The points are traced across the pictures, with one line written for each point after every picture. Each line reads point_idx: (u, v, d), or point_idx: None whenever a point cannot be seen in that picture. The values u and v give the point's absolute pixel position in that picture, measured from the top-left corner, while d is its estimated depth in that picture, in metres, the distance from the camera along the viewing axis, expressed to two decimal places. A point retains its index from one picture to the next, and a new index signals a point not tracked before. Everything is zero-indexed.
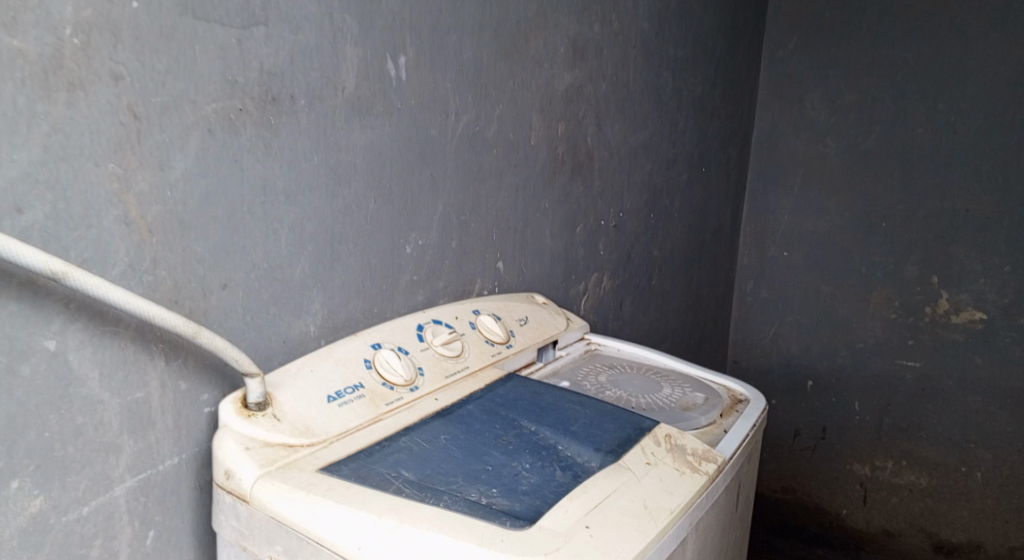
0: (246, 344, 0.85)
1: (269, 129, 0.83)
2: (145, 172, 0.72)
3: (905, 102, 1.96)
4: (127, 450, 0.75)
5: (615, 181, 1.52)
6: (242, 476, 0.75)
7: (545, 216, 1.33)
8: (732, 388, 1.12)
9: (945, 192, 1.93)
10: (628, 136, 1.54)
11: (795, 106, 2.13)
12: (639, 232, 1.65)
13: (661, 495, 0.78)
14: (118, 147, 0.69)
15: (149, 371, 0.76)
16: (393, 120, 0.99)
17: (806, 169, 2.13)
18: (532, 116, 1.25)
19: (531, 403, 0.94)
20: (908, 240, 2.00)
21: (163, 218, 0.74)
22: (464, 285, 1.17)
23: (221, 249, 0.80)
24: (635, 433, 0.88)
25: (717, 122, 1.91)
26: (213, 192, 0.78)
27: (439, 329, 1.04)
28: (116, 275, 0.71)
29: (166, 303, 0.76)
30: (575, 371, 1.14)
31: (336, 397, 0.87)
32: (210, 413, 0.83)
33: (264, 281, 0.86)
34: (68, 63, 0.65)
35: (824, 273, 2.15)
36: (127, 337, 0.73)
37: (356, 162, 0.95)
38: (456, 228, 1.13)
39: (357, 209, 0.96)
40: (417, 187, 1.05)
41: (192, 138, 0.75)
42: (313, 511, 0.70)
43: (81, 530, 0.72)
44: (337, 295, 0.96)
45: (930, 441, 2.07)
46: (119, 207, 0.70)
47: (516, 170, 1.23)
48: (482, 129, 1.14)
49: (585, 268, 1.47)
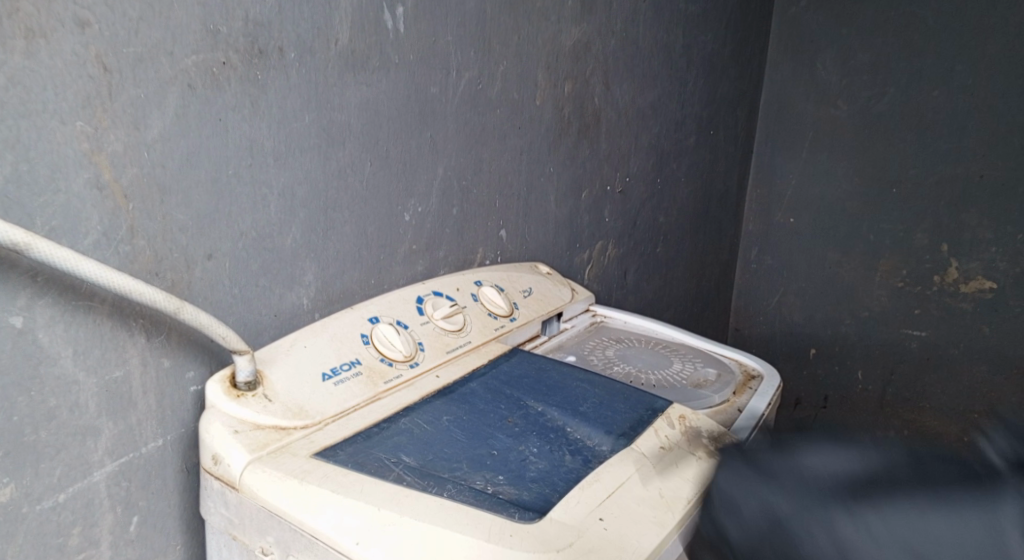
0: (234, 318, 0.80)
1: (256, 84, 0.76)
2: (118, 131, 0.65)
3: (922, 63, 1.88)
4: (106, 433, 0.70)
5: (622, 144, 1.45)
6: (231, 461, 0.70)
7: (549, 180, 1.27)
8: (744, 363, 1.07)
9: (959, 157, 1.87)
10: (636, 96, 1.46)
11: (807, 66, 2.05)
12: (645, 197, 1.59)
13: (677, 482, 0.73)
14: (86, 103, 0.62)
15: (129, 348, 0.70)
16: (391, 77, 0.92)
17: (815, 133, 2.06)
18: (538, 74, 1.17)
19: (537, 381, 0.89)
20: (919, 207, 1.95)
21: (140, 182, 0.68)
22: (465, 254, 1.11)
23: (205, 216, 0.74)
24: (647, 413, 0.84)
25: (726, 82, 1.84)
26: (195, 153, 0.72)
27: (440, 301, 0.99)
28: (88, 244, 0.65)
29: (145, 275, 0.70)
30: (580, 345, 1.09)
31: (331, 375, 0.82)
32: (197, 392, 0.78)
33: (253, 251, 0.80)
34: (25, 6, 0.57)
35: (830, 240, 2.10)
36: (103, 312, 0.67)
37: (351, 122, 0.88)
38: (457, 193, 1.07)
39: (352, 173, 0.89)
40: (417, 149, 0.98)
41: (170, 94, 0.68)
42: (307, 501, 0.65)
43: (58, 518, 0.68)
44: (332, 266, 0.90)
45: (933, 412, 2.05)
46: (89, 169, 0.64)
47: (520, 132, 1.17)
48: (485, 87, 1.07)
49: (590, 236, 1.42)
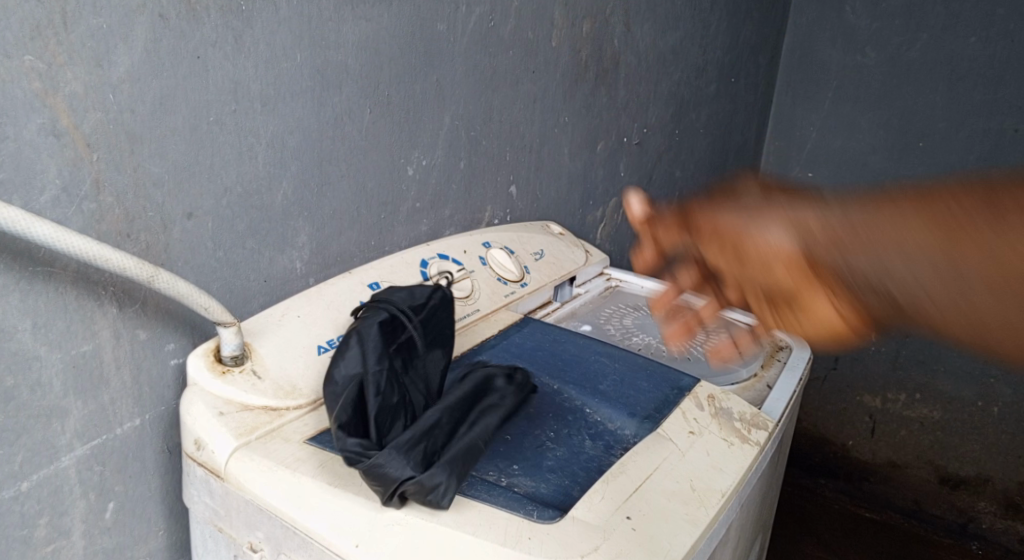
0: (218, 285, 0.71)
1: (239, 17, 0.66)
2: (76, 69, 0.56)
3: (960, 7, 1.76)
4: (74, 414, 0.62)
5: (640, 92, 1.35)
6: (215, 447, 0.62)
7: (563, 131, 1.17)
8: (771, 333, 0.99)
9: (993, 109, 1.78)
10: (657, 39, 1.35)
11: (834, 10, 1.93)
12: (662, 150, 1.50)
13: (709, 473, 0.66)
14: (37, 33, 0.53)
15: (98, 319, 0.62)
16: (394, 12, 0.81)
17: (840, 83, 1.96)
18: (555, 12, 1.07)
19: (552, 355, 0.82)
20: (947, 162, 1.86)
21: (105, 130, 0.58)
22: (472, 212, 1.03)
23: (183, 169, 0.65)
24: (673, 393, 0.76)
25: (749, 24, 1.72)
26: (168, 97, 0.62)
27: (446, 266, 0.91)
28: (46, 202, 0.56)
29: (115, 237, 0.61)
30: (595, 312, 1.02)
31: (327, 348, 0.75)
32: (178, 365, 0.70)
33: (240, 209, 0.71)
34: None
35: (850, 196, 2.01)
36: (67, 280, 0.59)
37: (349, 63, 0.78)
38: (465, 145, 0.98)
39: (349, 121, 0.80)
40: (422, 96, 0.88)
41: (139, 25, 0.59)
42: (300, 495, 0.58)
43: (22, 508, 0.60)
44: (328, 226, 0.82)
45: (947, 374, 2.01)
46: (44, 113, 0.54)
47: (534, 76, 1.06)
48: (498, 25, 0.97)
49: (603, 192, 1.33)
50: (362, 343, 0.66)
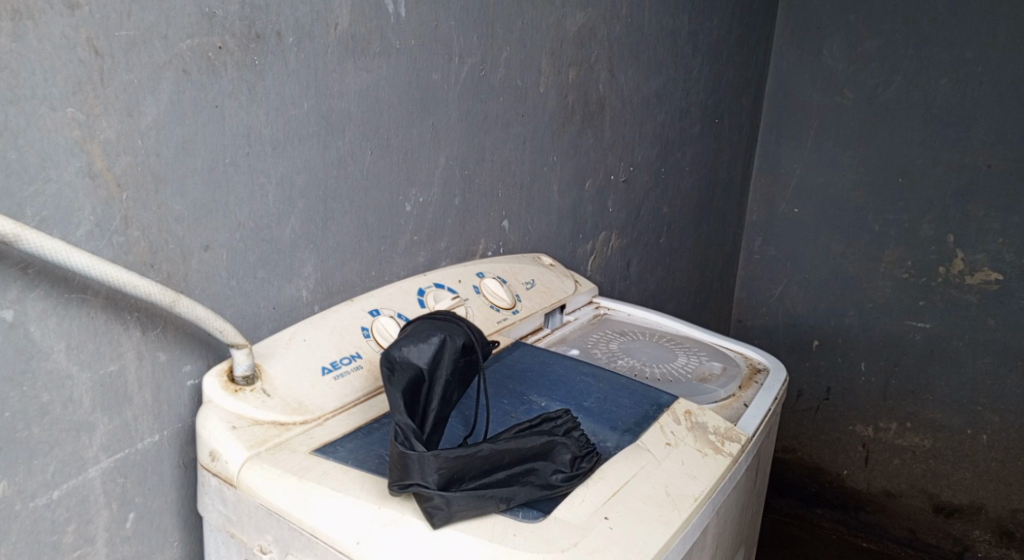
0: (232, 311, 0.78)
1: (252, 70, 0.74)
2: (111, 118, 0.63)
3: (931, 50, 1.86)
4: (101, 429, 0.68)
5: (626, 133, 1.43)
6: (229, 458, 0.68)
7: (552, 169, 1.25)
8: (750, 356, 1.05)
9: (967, 146, 1.86)
10: (641, 83, 1.44)
11: (812, 54, 2.02)
12: (650, 187, 1.58)
13: (683, 480, 0.72)
14: (78, 88, 0.60)
15: (123, 342, 0.68)
16: (392, 62, 0.89)
17: (821, 122, 2.05)
18: (542, 60, 1.15)
19: (541, 376, 0.87)
20: (926, 197, 1.93)
21: (134, 171, 0.66)
22: (467, 244, 1.09)
23: (201, 206, 0.72)
24: (653, 409, 0.82)
25: (731, 68, 1.81)
26: (190, 142, 0.70)
27: (441, 294, 0.97)
28: (81, 236, 0.63)
29: (140, 267, 0.68)
30: (584, 337, 1.08)
31: (331, 369, 0.81)
32: (194, 386, 0.76)
33: (250, 242, 0.78)
34: None
35: (834, 229, 2.08)
36: (96, 306, 0.66)
37: (351, 110, 0.86)
38: (459, 183, 1.05)
39: (352, 161, 0.87)
40: (418, 137, 0.96)
41: (164, 80, 0.66)
42: (307, 500, 0.64)
43: (52, 515, 0.66)
44: (331, 257, 0.88)
45: (936, 403, 2.05)
46: (81, 157, 0.62)
47: (523, 120, 1.14)
48: (489, 74, 1.05)
49: (593, 227, 1.40)
50: (441, 349, 0.73)
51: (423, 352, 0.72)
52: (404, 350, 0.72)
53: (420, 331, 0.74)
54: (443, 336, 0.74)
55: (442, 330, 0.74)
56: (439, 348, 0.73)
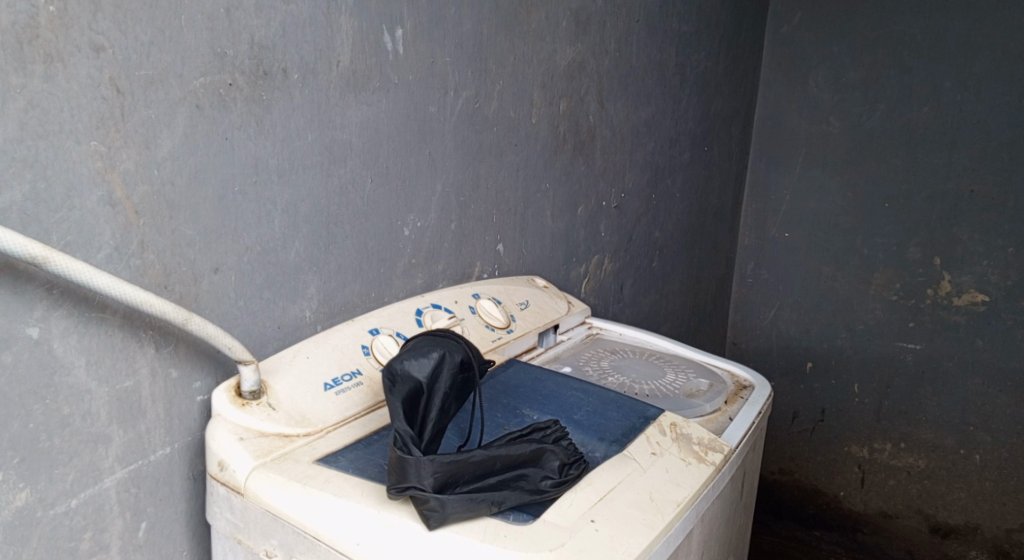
0: (239, 329, 0.82)
1: (260, 104, 0.79)
2: (130, 150, 0.68)
3: (911, 80, 1.93)
4: (116, 441, 0.72)
5: (617, 161, 1.49)
6: (236, 467, 0.72)
7: (545, 196, 1.30)
8: (736, 374, 1.09)
9: (950, 171, 1.91)
10: (630, 113, 1.50)
11: (798, 84, 2.10)
12: (641, 213, 1.63)
13: (667, 487, 0.75)
14: (101, 123, 0.66)
15: (138, 358, 0.73)
16: (391, 96, 0.95)
17: (808, 150, 2.11)
18: (533, 92, 1.21)
19: (533, 391, 0.92)
20: (912, 221, 1.98)
21: (150, 199, 0.71)
22: (463, 267, 1.14)
23: (212, 231, 0.77)
24: (640, 421, 0.86)
25: (719, 97, 1.88)
26: (202, 172, 0.75)
27: (438, 314, 1.02)
28: (101, 259, 0.68)
29: (155, 287, 0.73)
30: (576, 356, 1.12)
31: (333, 385, 0.85)
32: (203, 401, 0.81)
33: (257, 265, 0.83)
34: (44, 32, 0.60)
35: (824, 253, 2.13)
36: (114, 324, 0.70)
37: (352, 141, 0.91)
38: (455, 209, 1.10)
39: (353, 190, 0.92)
40: (416, 166, 1.01)
41: (179, 114, 0.72)
42: (309, 505, 0.68)
43: (70, 523, 0.70)
44: (333, 279, 0.93)
45: (929, 424, 2.08)
46: (102, 187, 0.67)
47: (516, 149, 1.20)
48: (483, 106, 1.11)
49: (586, 251, 1.45)
50: (440, 364, 0.78)
51: (422, 366, 0.77)
52: (405, 364, 0.77)
53: (421, 347, 0.79)
54: (442, 351, 0.79)
55: (441, 346, 0.79)
56: (438, 362, 0.78)
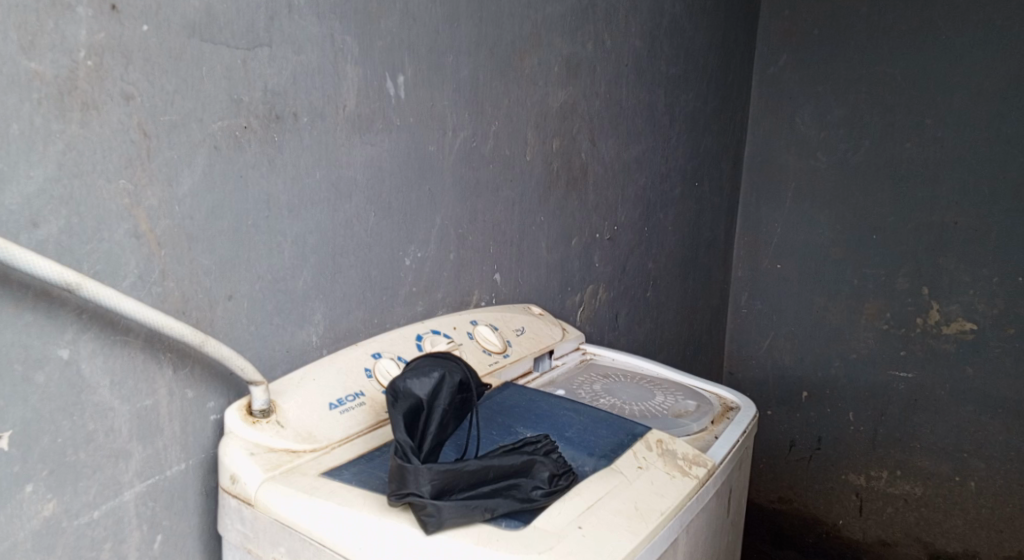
0: (251, 353, 0.88)
1: (272, 145, 0.86)
2: (154, 188, 0.75)
3: (894, 117, 2.01)
4: (136, 456, 0.78)
5: (609, 195, 1.56)
6: (247, 481, 0.78)
7: (540, 229, 1.37)
8: (723, 397, 1.14)
9: (934, 205, 1.98)
10: (622, 151, 1.58)
11: (787, 122, 2.18)
12: (634, 244, 1.69)
13: (651, 497, 0.80)
14: (129, 163, 0.72)
15: (157, 379, 0.79)
16: (392, 136, 1.02)
17: (797, 185, 2.19)
18: (528, 132, 1.28)
19: (527, 411, 0.97)
20: (899, 252, 2.05)
21: (172, 232, 0.77)
22: (461, 295, 1.20)
23: (228, 260, 0.83)
24: (627, 438, 0.90)
25: (709, 135, 1.96)
26: (218, 207, 0.81)
27: (437, 339, 1.08)
28: (127, 286, 0.74)
29: (174, 313, 0.79)
30: (570, 380, 1.17)
31: (337, 405, 0.90)
32: (216, 420, 0.86)
33: (268, 293, 0.89)
34: (81, 84, 0.68)
35: (817, 284, 2.20)
36: (137, 346, 0.76)
37: (357, 178, 0.98)
38: (454, 241, 1.17)
39: (358, 223, 0.99)
40: (417, 201, 1.08)
41: (198, 154, 0.78)
42: (314, 513, 0.73)
43: (92, 533, 0.75)
44: (339, 305, 0.99)
45: (923, 450, 2.11)
46: (129, 221, 0.73)
47: (512, 184, 1.27)
48: (480, 145, 1.18)
49: (581, 281, 1.51)
50: (440, 383, 0.84)
51: (423, 385, 0.83)
52: (407, 383, 0.83)
53: (422, 368, 0.85)
54: (442, 371, 0.85)
55: (440, 367, 0.85)
56: (438, 381, 0.84)
